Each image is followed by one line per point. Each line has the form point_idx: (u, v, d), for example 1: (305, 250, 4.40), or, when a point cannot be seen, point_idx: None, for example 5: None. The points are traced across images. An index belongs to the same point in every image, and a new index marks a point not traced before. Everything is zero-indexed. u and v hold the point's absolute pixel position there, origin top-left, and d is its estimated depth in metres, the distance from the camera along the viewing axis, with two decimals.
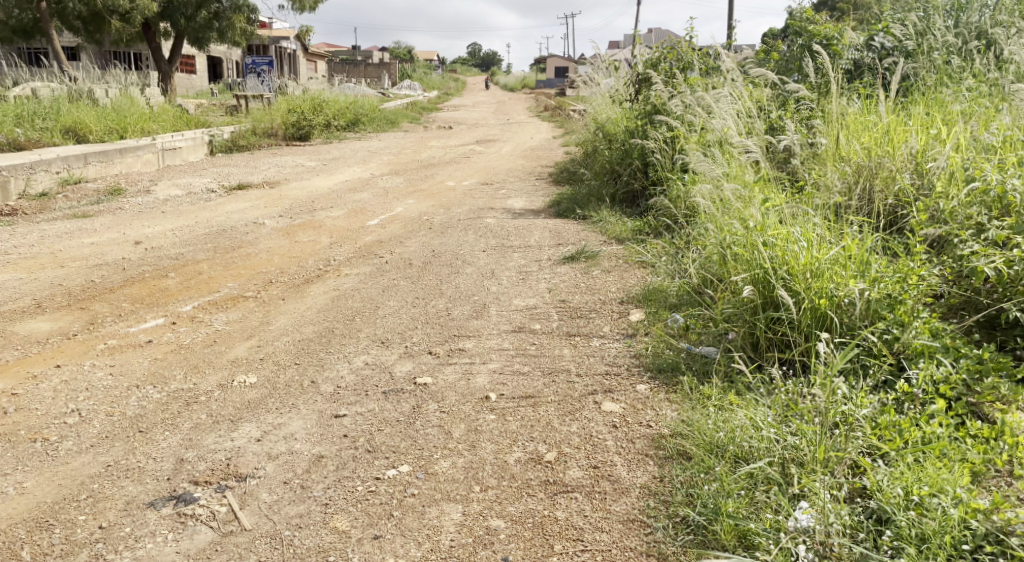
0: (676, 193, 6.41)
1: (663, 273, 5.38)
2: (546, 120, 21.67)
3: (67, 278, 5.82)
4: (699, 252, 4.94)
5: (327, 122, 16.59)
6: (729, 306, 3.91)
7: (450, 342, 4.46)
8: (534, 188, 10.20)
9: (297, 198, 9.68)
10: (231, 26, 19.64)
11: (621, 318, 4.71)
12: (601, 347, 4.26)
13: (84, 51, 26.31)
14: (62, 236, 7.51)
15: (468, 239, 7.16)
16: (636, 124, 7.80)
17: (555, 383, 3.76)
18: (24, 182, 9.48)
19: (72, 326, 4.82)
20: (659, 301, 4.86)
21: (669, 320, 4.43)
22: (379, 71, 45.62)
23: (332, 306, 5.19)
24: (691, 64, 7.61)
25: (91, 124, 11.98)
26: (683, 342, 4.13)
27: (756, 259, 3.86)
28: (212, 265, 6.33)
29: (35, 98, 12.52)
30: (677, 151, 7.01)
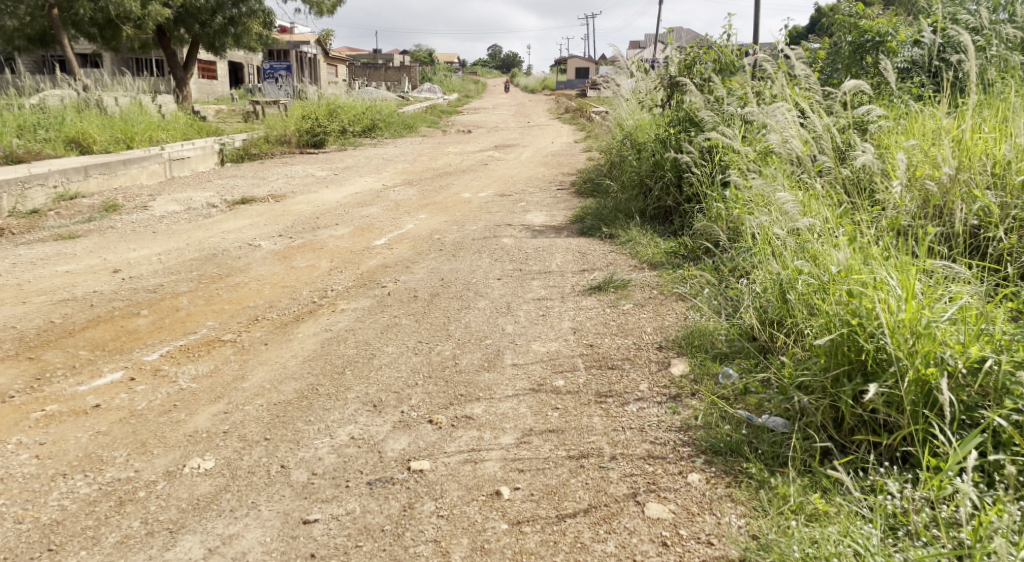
0: (719, 214, 5.61)
1: (705, 311, 4.58)
2: (567, 123, 20.78)
3: (25, 318, 5.13)
4: (753, 288, 4.13)
5: (342, 129, 15.89)
6: (804, 370, 3.11)
7: (456, 407, 3.68)
8: (555, 200, 9.40)
9: (301, 214, 8.91)
10: (247, 30, 18.88)
11: (661, 371, 3.90)
12: (639, 414, 3.44)
13: (102, 58, 25.60)
14: (36, 263, 6.80)
15: (482, 263, 6.38)
16: (669, 132, 6.98)
17: (583, 471, 3.07)
18: (16, 198, 8.75)
19: (16, 383, 4.13)
20: (702, 345, 4.05)
21: (721, 376, 3.62)
22: (399, 75, 44.93)
23: (319, 355, 4.42)
24: (730, 66, 6.80)
25: (95, 135, 11.19)
26: (740, 409, 3.32)
27: (838, 313, 3.03)
28: (192, 299, 5.60)
29: (35, 106, 11.81)
30: (718, 164, 6.19)
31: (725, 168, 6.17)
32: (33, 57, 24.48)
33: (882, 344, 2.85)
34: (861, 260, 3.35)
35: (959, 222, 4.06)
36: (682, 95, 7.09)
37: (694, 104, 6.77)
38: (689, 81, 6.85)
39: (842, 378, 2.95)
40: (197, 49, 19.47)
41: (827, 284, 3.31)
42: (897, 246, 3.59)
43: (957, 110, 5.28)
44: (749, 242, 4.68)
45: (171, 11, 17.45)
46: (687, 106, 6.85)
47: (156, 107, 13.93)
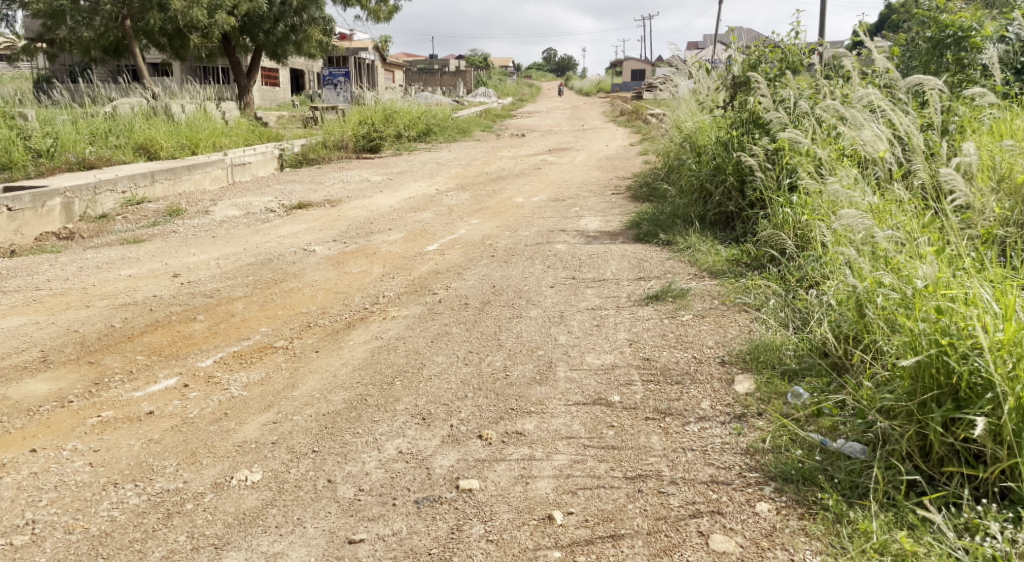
0: (788, 221, 5.46)
1: (771, 325, 4.43)
2: (621, 126, 20.57)
3: (85, 322, 5.15)
4: (826, 301, 3.97)
5: (397, 133, 15.95)
6: (887, 392, 2.99)
7: (507, 421, 3.58)
8: (610, 204, 9.24)
9: (356, 219, 8.89)
10: (308, 38, 18.93)
11: (724, 388, 3.72)
12: (701, 435, 3.33)
13: (169, 66, 26.14)
14: (99, 266, 6.79)
15: (535, 270, 6.25)
16: (732, 134, 6.77)
17: (641, 496, 3.00)
18: (87, 204, 8.69)
19: (74, 388, 4.14)
20: (769, 361, 3.89)
21: (790, 396, 3.49)
22: (455, 80, 45.10)
23: (369, 364, 4.33)
24: (797, 64, 6.58)
25: (162, 142, 11.14)
26: (813, 432, 3.24)
27: (926, 331, 2.91)
28: (246, 305, 5.57)
29: (105, 109, 11.84)
30: (785, 168, 5.98)
31: (792, 173, 5.95)
32: (106, 67, 25.12)
33: (977, 367, 2.72)
34: (948, 273, 3.21)
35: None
36: (745, 96, 6.84)
37: (758, 105, 6.53)
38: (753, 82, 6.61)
39: (930, 404, 2.83)
40: (260, 56, 19.68)
41: (912, 301, 3.16)
42: (986, 257, 3.43)
43: None
44: (822, 254, 4.54)
45: (236, 21, 17.70)
46: (750, 105, 6.64)
47: (219, 114, 14.08)
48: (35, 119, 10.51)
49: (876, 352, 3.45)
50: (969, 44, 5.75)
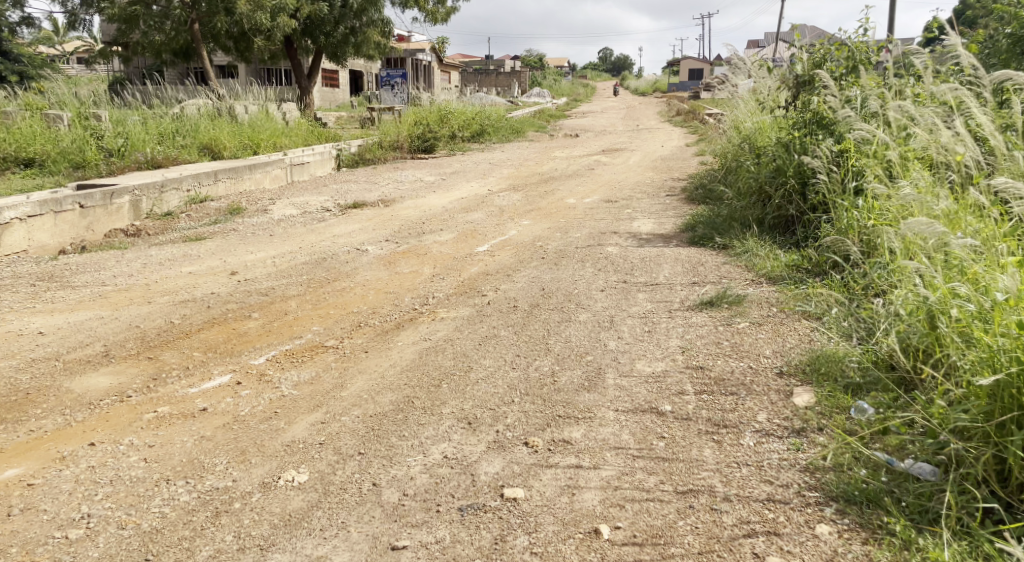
0: (854, 226, 5.35)
1: (835, 336, 4.43)
2: (677, 126, 20.30)
3: (146, 319, 4.93)
4: (893, 311, 4.02)
5: (451, 134, 16.01)
6: (963, 409, 3.10)
7: (554, 429, 3.58)
8: (664, 206, 9.13)
9: (409, 219, 8.85)
10: (367, 40, 18.86)
11: (783, 401, 3.82)
12: (757, 451, 3.43)
13: (235, 68, 26.63)
14: (162, 261, 6.39)
15: (585, 273, 6.18)
16: (794, 136, 6.62)
17: (692, 512, 3.07)
18: (155, 201, 8.48)
19: (134, 382, 4.12)
20: (831, 375, 3.96)
21: (854, 411, 3.61)
22: (509, 80, 45.15)
23: (418, 365, 4.28)
24: (863, 62, 6.38)
25: (227, 144, 11.17)
26: (880, 451, 3.34)
27: (1006, 350, 3.02)
28: (300, 303, 5.33)
29: (174, 110, 11.91)
30: (850, 171, 5.87)
31: (858, 175, 5.86)
32: (176, 71, 25.72)
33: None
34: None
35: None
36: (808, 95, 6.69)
37: (823, 104, 6.38)
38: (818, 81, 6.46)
39: (1011, 425, 2.95)
40: (320, 58, 19.89)
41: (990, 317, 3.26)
42: None
43: None
44: (891, 264, 4.56)
45: (297, 22, 17.92)
46: (814, 106, 6.48)
47: (280, 114, 14.23)
48: (108, 119, 10.44)
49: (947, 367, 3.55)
50: None
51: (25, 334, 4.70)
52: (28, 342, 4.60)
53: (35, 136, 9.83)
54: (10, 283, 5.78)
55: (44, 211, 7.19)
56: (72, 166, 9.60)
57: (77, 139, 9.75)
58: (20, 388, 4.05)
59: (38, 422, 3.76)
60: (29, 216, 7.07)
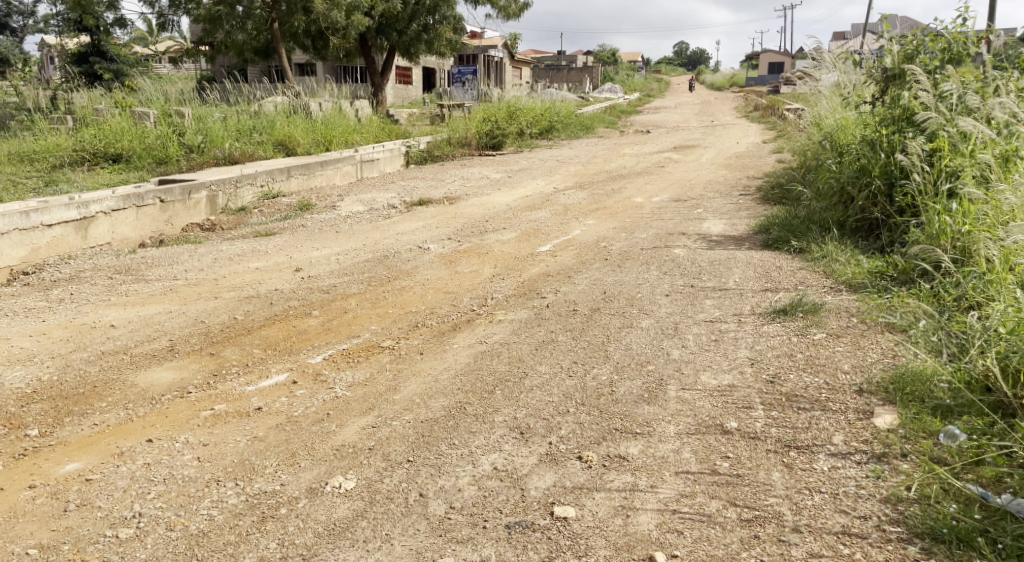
0: (947, 231, 5.06)
1: (922, 351, 4.19)
2: (754, 122, 19.68)
3: (211, 314, 4.89)
4: (993, 327, 3.79)
5: (520, 131, 15.90)
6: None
7: (609, 444, 3.47)
8: (735, 206, 8.84)
9: (472, 218, 8.66)
10: (439, 37, 18.85)
11: (862, 422, 3.65)
12: (833, 478, 3.30)
13: (315, 67, 27.00)
14: (231, 257, 6.32)
15: (649, 277, 5.98)
16: (879, 134, 6.30)
17: (759, 543, 2.97)
18: (228, 197, 8.55)
19: (195, 378, 4.07)
20: (918, 394, 3.78)
21: (944, 436, 3.43)
22: (581, 76, 44.76)
23: (472, 369, 4.12)
24: (958, 55, 6.06)
25: (299, 138, 11.19)
26: (973, 484, 3.20)
27: None
28: (360, 301, 5.18)
29: (254, 107, 12.03)
30: (944, 171, 5.56)
31: (953, 177, 5.56)
32: (256, 70, 26.22)
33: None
34: None
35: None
36: (897, 91, 6.37)
37: (914, 100, 6.07)
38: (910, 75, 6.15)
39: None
40: (394, 55, 19.88)
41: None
42: None
43: None
44: (993, 277, 4.29)
45: (371, 20, 18.00)
46: (903, 101, 6.17)
47: (353, 111, 14.27)
48: (191, 117, 10.65)
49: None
50: None
51: (98, 326, 4.71)
52: (100, 333, 4.61)
53: (122, 132, 10.06)
54: (89, 276, 5.85)
55: (127, 205, 7.29)
56: (156, 162, 9.77)
57: (162, 136, 9.91)
58: (88, 380, 4.04)
59: (102, 416, 3.74)
60: (113, 210, 7.19)
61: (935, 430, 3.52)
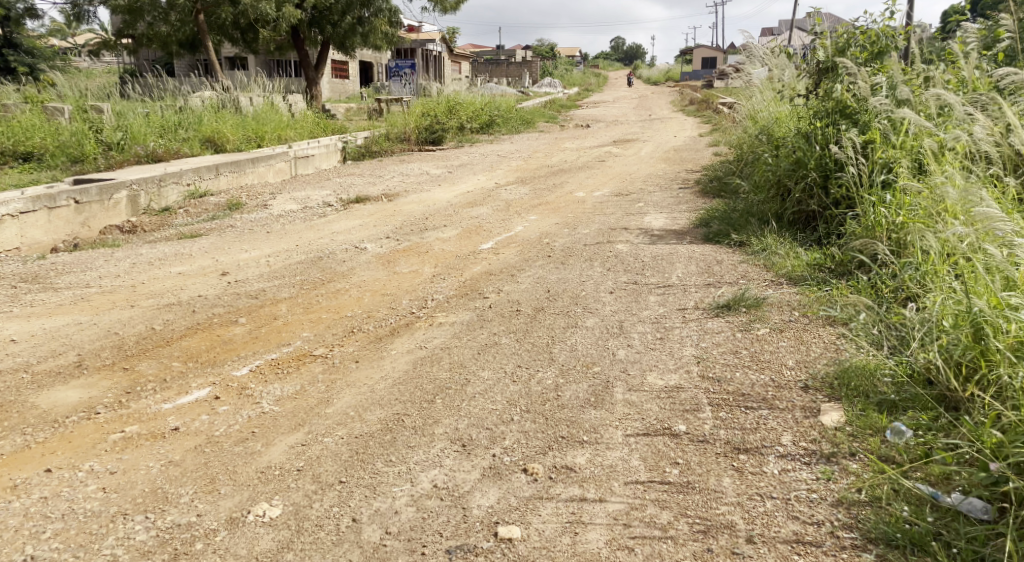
0: (884, 223, 5.04)
1: (864, 345, 4.14)
2: (692, 116, 19.80)
3: (126, 324, 4.58)
4: (930, 321, 3.75)
5: (460, 125, 15.68)
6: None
7: (556, 453, 3.30)
8: (676, 200, 8.78)
9: (411, 215, 8.41)
10: (374, 29, 18.47)
11: (809, 420, 3.55)
12: (785, 484, 3.17)
13: (246, 60, 26.27)
14: (151, 261, 5.99)
15: (593, 274, 5.85)
16: (813, 126, 6.25)
17: (711, 557, 2.84)
18: (151, 197, 8.15)
19: (105, 396, 3.78)
20: (862, 389, 3.70)
21: (891, 433, 3.36)
22: (520, 70, 44.60)
23: (411, 378, 3.91)
24: (886, 48, 6.01)
25: (228, 134, 10.80)
26: (922, 483, 3.12)
27: None
28: (291, 307, 4.91)
29: (180, 102, 11.56)
30: (878, 164, 5.54)
31: (886, 169, 5.53)
32: (184, 63, 25.41)
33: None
34: None
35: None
36: (830, 83, 6.32)
37: (846, 92, 6.04)
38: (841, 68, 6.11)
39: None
40: (329, 48, 19.41)
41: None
42: None
43: None
44: (931, 270, 4.24)
45: (302, 12, 17.51)
46: (834, 94, 6.14)
47: (286, 106, 13.84)
48: (109, 112, 10.17)
49: (997, 383, 3.35)
50: None
51: None
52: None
53: (36, 129, 9.54)
54: None
55: (37, 207, 6.89)
56: (72, 160, 9.27)
57: (76, 132, 9.40)
58: None
59: None
60: (22, 213, 6.78)
61: (882, 427, 3.44)
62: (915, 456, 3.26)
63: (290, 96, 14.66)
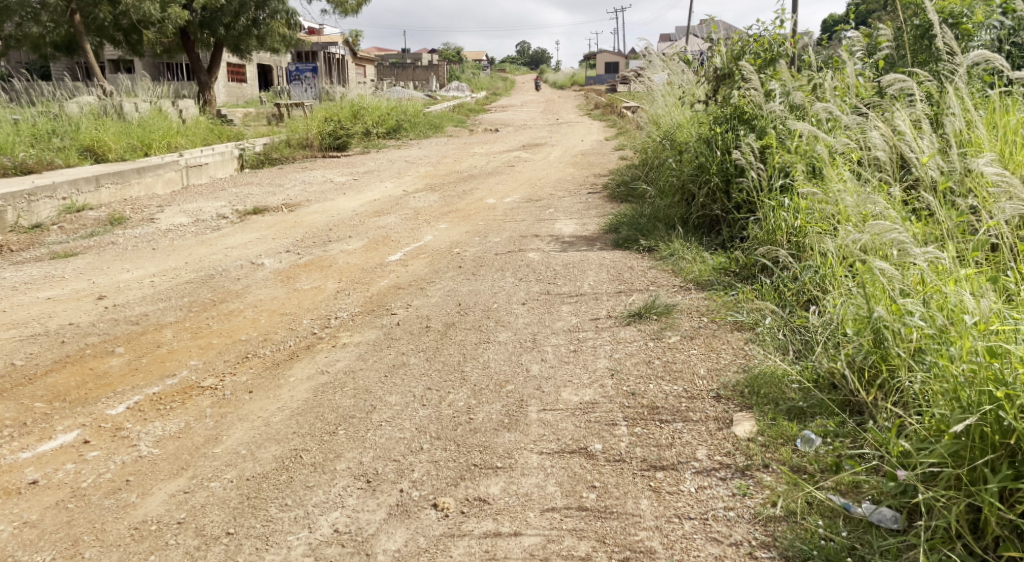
0: (785, 227, 4.98)
1: (771, 350, 4.05)
2: (598, 120, 19.92)
3: None
4: (833, 328, 3.67)
5: (365, 131, 15.31)
6: (925, 444, 2.78)
7: (468, 484, 3.08)
8: (586, 205, 8.69)
9: (313, 226, 8.06)
10: (271, 31, 17.87)
11: (723, 431, 3.39)
12: (703, 503, 3.00)
13: (134, 63, 25.09)
14: (17, 286, 5.50)
15: (505, 284, 5.66)
16: (715, 131, 6.21)
17: None
18: (20, 214, 7.65)
19: None
20: (772, 396, 3.58)
21: (801, 441, 3.23)
22: (427, 74, 44.23)
23: (312, 408, 3.64)
24: (780, 53, 6.01)
25: (109, 143, 10.24)
26: (833, 493, 2.98)
27: (968, 390, 2.73)
28: (177, 331, 4.59)
29: (55, 110, 10.85)
30: (777, 168, 5.51)
31: (784, 173, 5.51)
32: (64, 66, 24.10)
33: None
34: (978, 302, 2.99)
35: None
36: (728, 89, 6.29)
37: (743, 98, 6.02)
38: (737, 74, 6.09)
39: (985, 470, 2.61)
40: (222, 51, 18.69)
41: (953, 344, 2.96)
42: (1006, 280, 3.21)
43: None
44: (831, 274, 4.17)
45: (190, 12, 16.73)
46: (732, 100, 6.12)
47: (176, 112, 13.21)
48: None
49: (900, 388, 3.22)
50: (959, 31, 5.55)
51: None
52: None
53: None
54: None
55: None
56: None
57: None
58: None
59: None
60: None
61: (792, 435, 3.30)
62: (825, 465, 3.11)
63: (180, 102, 14.02)
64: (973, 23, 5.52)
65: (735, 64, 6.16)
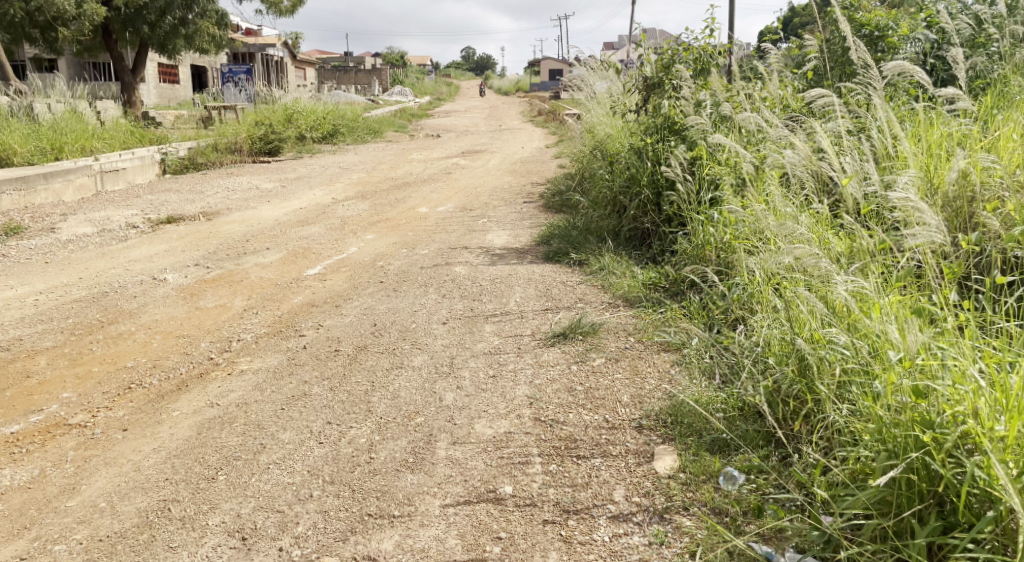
0: (714, 242, 4.72)
1: (697, 376, 3.77)
2: (540, 127, 19.71)
3: None
4: (758, 355, 3.40)
5: (299, 135, 14.80)
6: (850, 492, 2.48)
7: (357, 540, 2.75)
8: (520, 215, 8.40)
9: (229, 236, 7.62)
10: (200, 31, 17.26)
11: (644, 468, 3.08)
12: (616, 554, 2.68)
13: (56, 61, 24.03)
14: None
15: (426, 301, 5.31)
16: (646, 141, 5.96)
17: None
18: None
19: None
20: (695, 427, 3.27)
21: (722, 478, 2.92)
22: (370, 78, 43.60)
23: (193, 449, 3.30)
24: (711, 63, 5.80)
25: (16, 146, 9.70)
26: (755, 539, 2.66)
27: (894, 432, 2.45)
28: (53, 359, 4.36)
29: None
30: (706, 180, 5.26)
31: (714, 185, 5.27)
32: None
33: (973, 472, 2.22)
34: (905, 329, 2.72)
35: (996, 241, 3.43)
36: (659, 99, 6.05)
37: (674, 108, 5.78)
38: (668, 84, 5.85)
39: (913, 521, 2.33)
40: (147, 50, 17.94)
41: (879, 380, 2.68)
42: (934, 304, 2.94)
43: (967, 112, 4.60)
44: (758, 294, 3.90)
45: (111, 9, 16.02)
46: (663, 111, 5.88)
47: (93, 113, 12.60)
48: None
49: (824, 422, 2.92)
50: (885, 45, 5.42)
51: None
52: None
53: None
54: None
55: None
56: None
57: None
58: None
59: None
60: None
61: (715, 470, 2.99)
62: (748, 507, 2.80)
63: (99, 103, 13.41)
64: (897, 37, 5.39)
65: (665, 73, 5.92)
